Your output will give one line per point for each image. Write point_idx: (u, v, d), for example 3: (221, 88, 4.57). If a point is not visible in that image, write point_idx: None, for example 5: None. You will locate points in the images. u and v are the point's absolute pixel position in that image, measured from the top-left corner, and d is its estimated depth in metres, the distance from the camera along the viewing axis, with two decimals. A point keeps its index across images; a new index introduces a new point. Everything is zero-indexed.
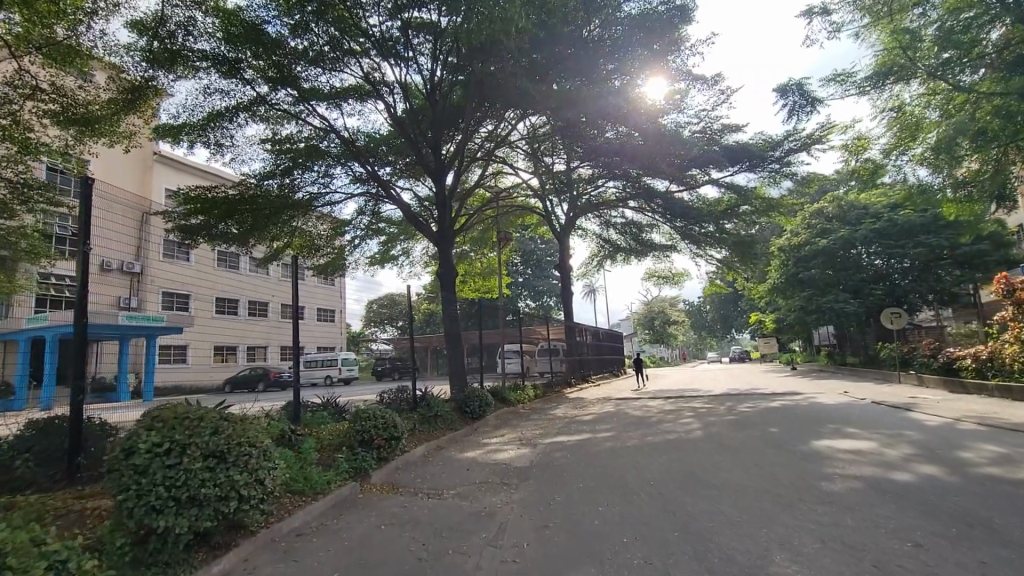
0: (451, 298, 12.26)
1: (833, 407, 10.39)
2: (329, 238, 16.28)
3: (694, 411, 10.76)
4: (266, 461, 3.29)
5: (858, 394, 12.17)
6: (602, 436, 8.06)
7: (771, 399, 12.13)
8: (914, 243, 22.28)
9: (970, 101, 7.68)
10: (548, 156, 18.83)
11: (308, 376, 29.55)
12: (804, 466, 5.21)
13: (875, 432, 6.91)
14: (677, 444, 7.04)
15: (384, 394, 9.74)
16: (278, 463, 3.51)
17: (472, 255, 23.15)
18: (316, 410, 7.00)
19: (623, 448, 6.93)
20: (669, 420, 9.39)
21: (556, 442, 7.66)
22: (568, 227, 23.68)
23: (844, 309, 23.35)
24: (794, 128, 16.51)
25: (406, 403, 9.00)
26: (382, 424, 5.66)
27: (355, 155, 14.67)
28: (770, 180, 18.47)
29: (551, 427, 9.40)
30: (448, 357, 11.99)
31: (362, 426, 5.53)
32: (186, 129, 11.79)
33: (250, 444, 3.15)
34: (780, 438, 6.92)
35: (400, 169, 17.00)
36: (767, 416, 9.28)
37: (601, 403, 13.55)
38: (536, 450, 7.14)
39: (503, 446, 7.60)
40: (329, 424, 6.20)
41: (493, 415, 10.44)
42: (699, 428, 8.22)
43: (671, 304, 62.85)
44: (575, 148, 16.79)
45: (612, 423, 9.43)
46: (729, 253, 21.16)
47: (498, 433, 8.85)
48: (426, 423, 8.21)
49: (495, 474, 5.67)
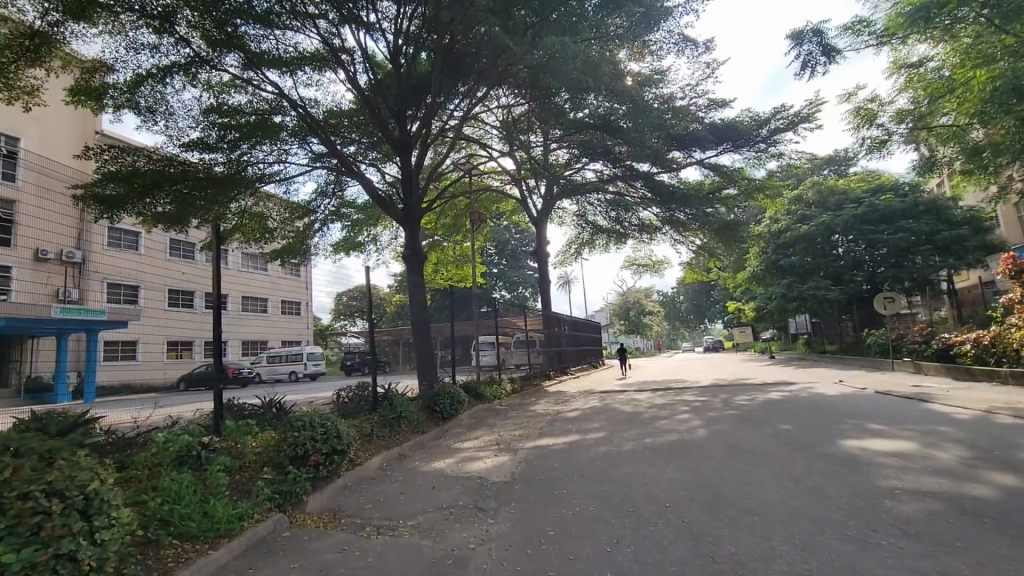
0: (419, 284, 11.07)
1: (836, 398, 9.56)
2: (287, 221, 14.78)
3: (688, 405, 9.83)
4: (87, 519, 2.47)
5: (855, 382, 11.47)
6: (593, 436, 7.01)
7: (766, 390, 11.31)
8: (895, 228, 21.92)
9: (1016, 44, 6.82)
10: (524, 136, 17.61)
11: (270, 372, 27.82)
12: (850, 476, 4.24)
13: (905, 429, 6.03)
14: (681, 446, 6.06)
15: (340, 393, 8.49)
16: (119, 514, 2.66)
17: (444, 243, 21.87)
18: (249, 416, 5.75)
19: (621, 452, 5.90)
20: (665, 416, 8.40)
21: (543, 445, 6.58)
22: (543, 214, 22.59)
23: (826, 296, 22.78)
24: (781, 104, 15.72)
25: (367, 403, 7.83)
26: (321, 437, 4.43)
27: (313, 130, 13.17)
28: (754, 161, 17.70)
29: (532, 427, 8.31)
30: (415, 348, 10.82)
31: (294, 440, 4.28)
32: (111, 91, 10.19)
33: (54, 504, 2.36)
34: (800, 437, 5.97)
35: (364, 148, 15.59)
36: (771, 411, 8.39)
37: (583, 398, 12.54)
38: (518, 456, 6.04)
39: (478, 452, 6.49)
40: (259, 433, 4.98)
41: (467, 414, 9.31)
42: (701, 425, 7.27)
43: (646, 294, 62.53)
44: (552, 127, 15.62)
45: (600, 421, 8.42)
46: (711, 238, 20.39)
47: (473, 435, 7.74)
48: (387, 427, 7.04)
49: (468, 493, 4.53)
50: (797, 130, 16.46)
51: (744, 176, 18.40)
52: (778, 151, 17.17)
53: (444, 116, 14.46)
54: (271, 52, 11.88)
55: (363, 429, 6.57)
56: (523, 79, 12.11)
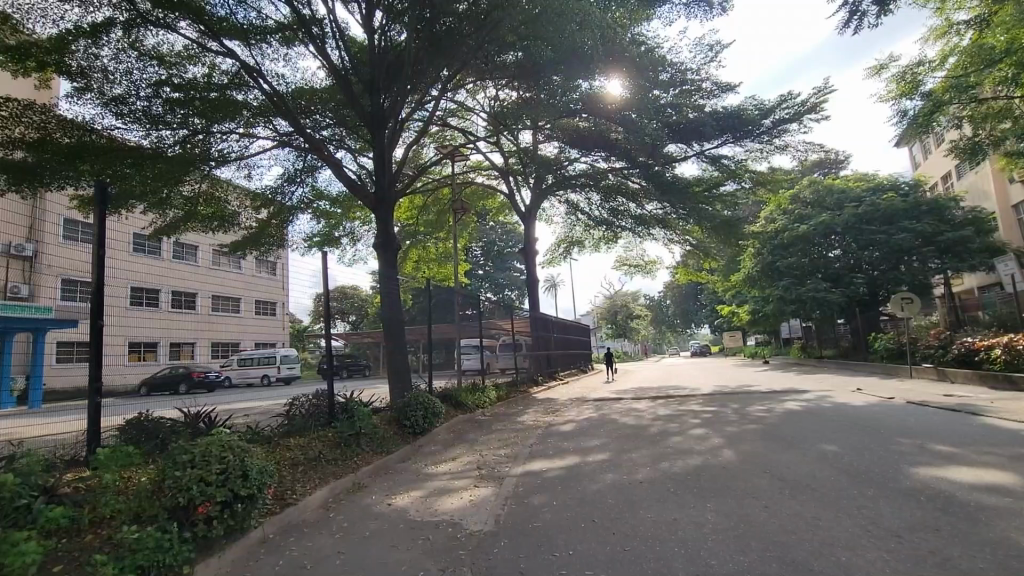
0: (394, 276, 9.74)
1: (865, 410, 8.41)
2: (247, 208, 13.40)
3: (698, 416, 8.64)
4: None
5: (875, 391, 10.37)
6: (596, 458, 5.76)
7: (780, 399, 10.16)
8: (897, 228, 21.03)
9: None
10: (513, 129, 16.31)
11: (240, 376, 26.07)
12: (970, 531, 3.05)
13: (984, 454, 4.88)
14: (710, 473, 4.85)
15: (293, 404, 7.17)
16: None
17: (425, 239, 20.46)
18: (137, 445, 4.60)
19: (636, 482, 4.66)
20: (677, 432, 7.17)
21: (537, 471, 5.30)
22: (531, 210, 21.31)
23: (827, 299, 21.70)
24: (788, 92, 14.68)
25: (321, 416, 6.54)
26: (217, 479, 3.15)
27: (279, 108, 11.46)
28: (757, 153, 16.58)
29: (521, 445, 7.04)
30: (385, 350, 9.46)
31: (172, 483, 2.99)
32: (31, 50, 8.68)
33: None
34: (857, 463, 4.78)
35: (338, 134, 14.08)
36: (797, 425, 7.21)
37: (576, 407, 11.26)
38: (505, 488, 4.76)
39: (454, 481, 5.18)
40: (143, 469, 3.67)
41: (445, 428, 7.99)
42: (724, 444, 6.08)
43: (634, 298, 61.39)
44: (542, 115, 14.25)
45: (600, 437, 7.16)
46: (709, 236, 19.21)
47: (452, 456, 6.42)
48: (343, 448, 5.73)
49: (437, 553, 3.25)
50: (804, 121, 15.42)
51: (745, 171, 17.34)
52: (783, 143, 16.11)
53: (426, 102, 12.96)
54: (236, 24, 10.21)
55: (307, 454, 5.26)
56: (514, 61, 11.37)
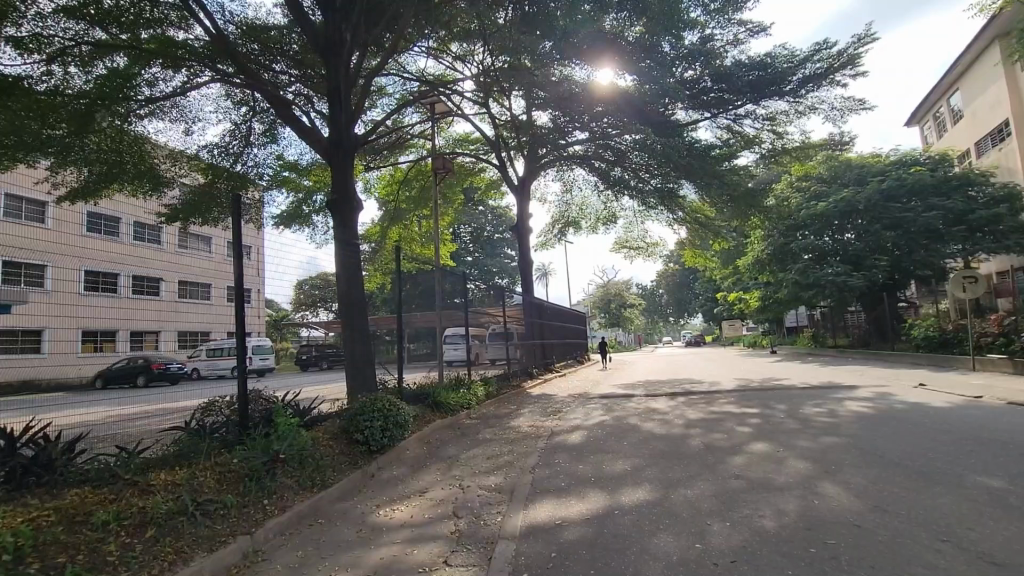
0: (351, 244, 7.66)
1: (960, 414, 6.57)
2: (184, 168, 11.20)
3: (744, 421, 6.78)
4: None
5: (946, 388, 8.56)
6: (636, 497, 3.81)
7: (832, 398, 8.35)
8: (924, 207, 19.23)
9: None
10: (508, 99, 14.38)
11: (209, 368, 23.92)
12: None
13: None
14: (842, 535, 2.95)
15: (199, 415, 5.16)
16: None
17: (407, 217, 18.33)
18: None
19: (724, 558, 2.74)
20: (734, 448, 5.29)
21: (550, 529, 3.30)
22: (524, 186, 19.27)
23: (848, 284, 19.92)
24: (824, 40, 12.71)
25: (228, 432, 4.51)
26: None
27: (225, 49, 9.05)
28: (782, 118, 14.69)
29: (519, 466, 5.11)
30: (341, 337, 7.41)
31: None
32: None
33: None
34: None
35: (303, 88, 11.64)
36: (893, 439, 5.37)
37: (582, 407, 9.33)
38: (502, 566, 2.83)
39: (415, 547, 3.17)
40: None
41: (415, 441, 6.01)
42: (815, 471, 4.23)
43: (627, 286, 59.57)
44: (537, 89, 12.30)
45: (627, 453, 5.24)
46: (723, 213, 17.30)
47: (418, 490, 4.39)
48: (248, 485, 3.75)
49: None
50: (837, 78, 13.49)
51: (765, 137, 15.47)
52: (810, 106, 14.19)
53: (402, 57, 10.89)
54: None
55: (172, 501, 3.26)
56: (507, 21, 9.22)
